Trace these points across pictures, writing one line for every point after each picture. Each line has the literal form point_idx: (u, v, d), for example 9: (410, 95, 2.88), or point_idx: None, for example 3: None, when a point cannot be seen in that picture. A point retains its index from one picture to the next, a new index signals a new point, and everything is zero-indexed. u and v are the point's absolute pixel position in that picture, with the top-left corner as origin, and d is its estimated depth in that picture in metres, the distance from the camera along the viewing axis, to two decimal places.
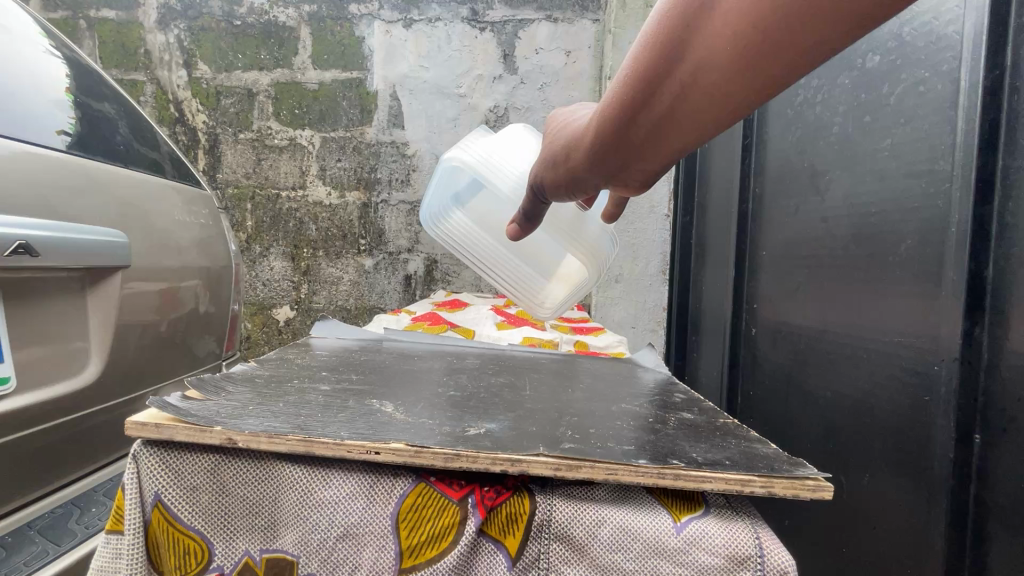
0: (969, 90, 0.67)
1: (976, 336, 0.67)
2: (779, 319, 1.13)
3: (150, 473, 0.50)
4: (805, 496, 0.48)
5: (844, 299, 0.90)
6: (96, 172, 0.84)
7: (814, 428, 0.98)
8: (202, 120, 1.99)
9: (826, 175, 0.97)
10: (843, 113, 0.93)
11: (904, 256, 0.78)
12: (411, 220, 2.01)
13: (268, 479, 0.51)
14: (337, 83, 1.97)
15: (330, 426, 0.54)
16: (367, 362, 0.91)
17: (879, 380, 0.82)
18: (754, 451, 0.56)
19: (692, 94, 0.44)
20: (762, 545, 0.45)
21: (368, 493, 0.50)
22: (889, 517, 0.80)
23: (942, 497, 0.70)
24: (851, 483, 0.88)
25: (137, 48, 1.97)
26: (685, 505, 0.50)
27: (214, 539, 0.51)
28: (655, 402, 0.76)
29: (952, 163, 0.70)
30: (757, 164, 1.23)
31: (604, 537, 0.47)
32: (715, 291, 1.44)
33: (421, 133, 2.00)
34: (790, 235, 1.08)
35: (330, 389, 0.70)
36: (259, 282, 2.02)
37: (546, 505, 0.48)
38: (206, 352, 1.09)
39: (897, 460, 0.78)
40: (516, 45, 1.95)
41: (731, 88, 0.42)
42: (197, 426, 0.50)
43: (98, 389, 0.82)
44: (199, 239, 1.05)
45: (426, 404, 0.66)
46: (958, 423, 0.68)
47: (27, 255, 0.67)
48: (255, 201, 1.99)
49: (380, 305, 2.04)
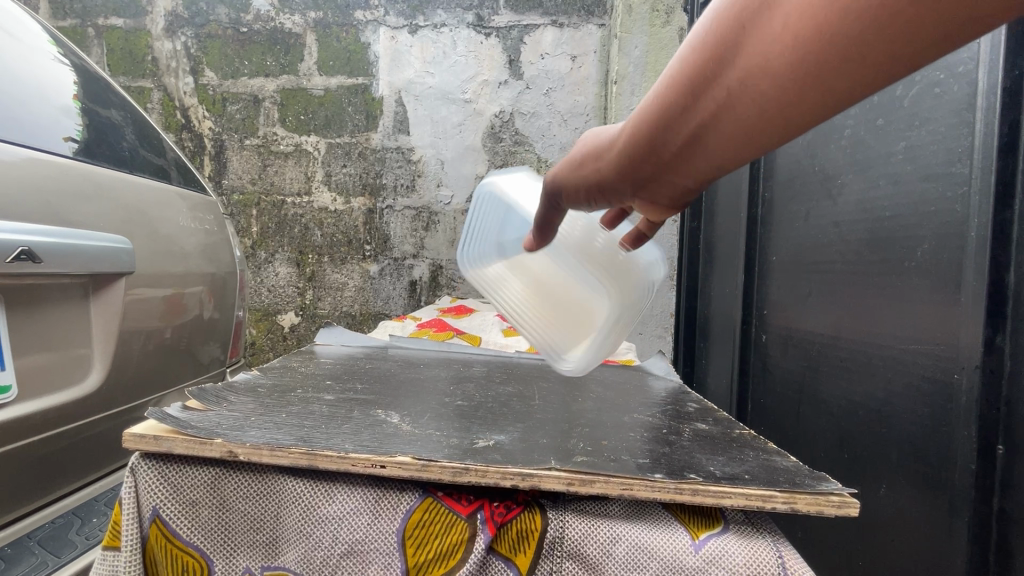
0: (987, 91, 0.66)
1: (998, 344, 0.65)
2: (790, 325, 1.10)
3: (149, 487, 0.49)
4: (830, 513, 0.46)
5: (858, 306, 0.88)
6: (100, 177, 0.83)
7: (829, 438, 0.95)
8: (208, 126, 1.99)
9: (839, 179, 0.95)
10: (855, 117, 0.91)
11: (921, 261, 0.76)
12: (417, 225, 2.00)
13: (271, 493, 0.49)
14: (343, 90, 1.97)
15: (335, 438, 0.52)
16: (373, 370, 0.90)
17: (896, 389, 0.80)
18: (774, 464, 0.54)
19: (724, 127, 0.37)
20: (785, 565, 0.43)
21: (373, 509, 0.48)
22: (910, 531, 0.77)
23: (966, 510, 0.68)
24: (869, 495, 0.85)
25: (145, 56, 1.98)
26: (703, 521, 0.48)
27: (213, 556, 0.49)
28: (668, 412, 0.74)
29: (970, 166, 0.68)
30: (767, 168, 1.21)
31: (619, 555, 0.45)
32: (724, 297, 1.41)
33: (427, 139, 2.00)
34: (802, 240, 1.06)
35: (335, 399, 0.68)
36: (264, 288, 2.01)
37: (558, 521, 0.46)
38: (210, 358, 1.08)
39: (917, 471, 0.76)
40: (522, 51, 1.95)
41: (777, 112, 0.35)
42: (197, 439, 0.49)
43: (99, 398, 0.81)
44: (203, 245, 1.05)
45: (433, 415, 0.65)
46: (981, 435, 0.66)
47: (30, 261, 0.66)
48: (261, 207, 1.99)
49: (385, 311, 2.03)
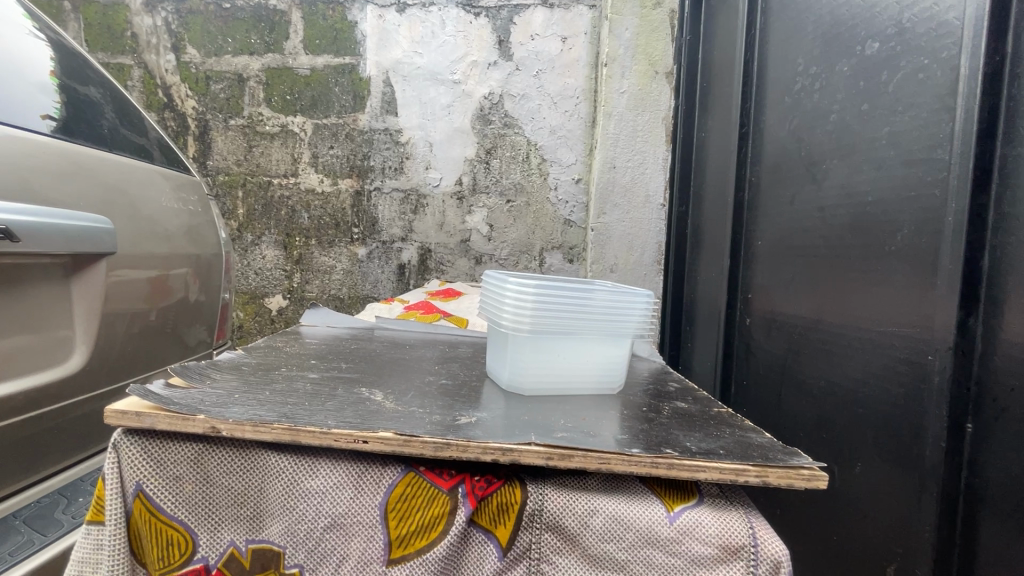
0: (969, 76, 0.66)
1: (970, 325, 0.67)
2: (772, 308, 1.12)
3: (130, 463, 0.49)
4: (800, 486, 0.47)
5: (839, 289, 0.90)
6: (80, 157, 0.81)
7: (807, 419, 0.98)
8: (191, 105, 1.95)
9: (823, 164, 0.96)
10: (840, 102, 0.91)
11: (900, 246, 0.77)
12: (405, 208, 1.99)
13: (254, 468, 0.50)
14: (330, 69, 1.94)
15: (318, 415, 0.53)
16: (359, 351, 0.90)
17: (873, 370, 0.82)
18: (748, 440, 0.56)
19: None
20: (756, 535, 0.45)
21: (356, 483, 0.49)
22: (881, 506, 0.80)
23: (933, 486, 0.71)
24: (843, 472, 0.88)
25: (124, 31, 1.92)
26: (679, 494, 0.49)
27: (197, 529, 0.50)
28: (650, 392, 0.76)
29: (950, 151, 0.69)
30: (754, 153, 1.22)
31: (596, 526, 0.46)
32: (709, 281, 1.43)
33: (415, 121, 1.97)
34: (786, 225, 1.07)
35: (319, 378, 0.69)
36: (251, 271, 1.99)
37: (538, 495, 0.48)
38: (196, 340, 1.08)
39: (889, 449, 0.78)
40: (512, 31, 1.92)
41: None
42: (180, 414, 0.49)
43: (85, 379, 0.80)
44: (188, 227, 1.03)
45: (417, 393, 0.65)
46: (951, 414, 0.68)
47: (8, 239, 0.64)
48: (246, 188, 1.96)
49: (373, 295, 2.02)
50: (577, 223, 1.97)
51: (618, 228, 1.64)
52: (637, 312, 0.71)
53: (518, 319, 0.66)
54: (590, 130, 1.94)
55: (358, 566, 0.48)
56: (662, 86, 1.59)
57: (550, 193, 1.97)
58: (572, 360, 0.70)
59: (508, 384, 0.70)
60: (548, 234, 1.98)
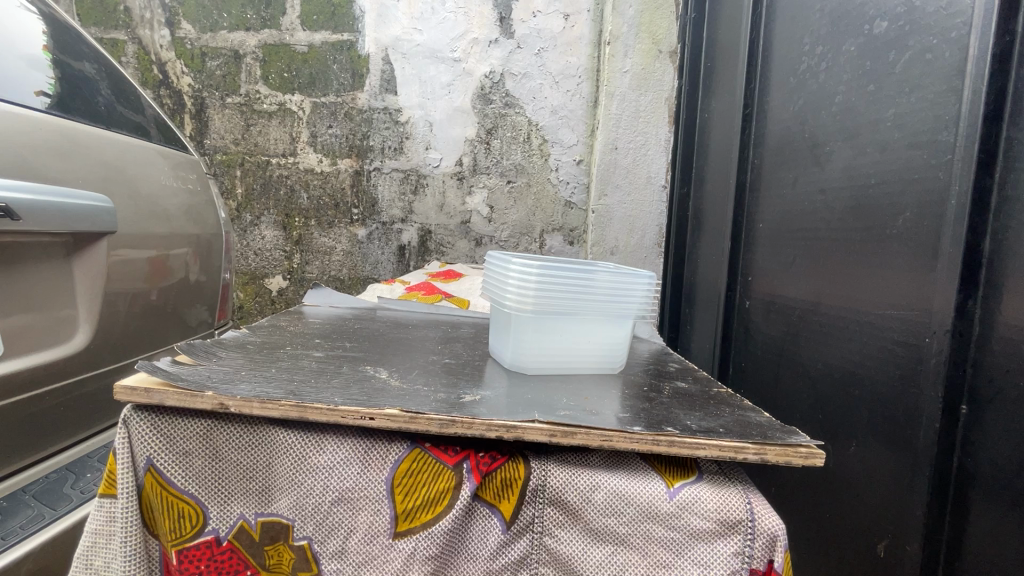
0: (978, 57, 0.66)
1: (969, 309, 0.67)
2: (772, 290, 1.12)
3: (141, 437, 0.50)
4: (797, 463, 0.48)
5: (840, 271, 0.90)
6: (77, 134, 0.80)
7: (803, 399, 0.99)
8: (187, 82, 1.92)
9: (826, 146, 0.95)
10: (846, 82, 0.91)
11: (902, 229, 0.77)
12: (405, 189, 1.97)
13: (261, 444, 0.51)
14: (327, 47, 1.91)
15: (323, 393, 0.53)
16: (362, 330, 0.91)
17: (870, 351, 0.83)
18: (747, 419, 0.57)
19: None
20: (753, 510, 0.46)
21: (363, 458, 0.50)
22: (873, 484, 0.82)
23: (926, 465, 0.72)
24: (837, 451, 0.89)
25: (117, 6, 1.88)
26: (678, 471, 0.51)
27: (208, 503, 0.51)
28: (650, 371, 0.77)
29: (955, 134, 0.69)
30: (757, 134, 1.22)
31: (597, 502, 0.48)
32: (710, 264, 1.43)
33: (415, 99, 1.95)
34: (788, 207, 1.07)
35: (325, 356, 0.69)
36: (251, 251, 1.99)
37: (541, 471, 0.49)
38: (197, 320, 1.08)
39: (883, 428, 0.80)
40: (513, 8, 1.88)
41: None
42: (187, 391, 0.50)
43: (87, 357, 0.81)
44: (188, 206, 1.03)
45: (421, 372, 0.66)
46: (946, 395, 0.69)
47: (9, 217, 0.64)
48: (244, 167, 1.94)
49: (373, 276, 2.01)
50: (579, 205, 1.96)
51: (619, 210, 1.63)
52: (641, 294, 0.71)
53: (522, 300, 0.66)
54: (592, 110, 1.91)
55: (364, 538, 0.49)
56: (666, 66, 1.57)
57: (552, 174, 1.95)
58: (575, 342, 0.71)
59: (511, 363, 0.71)
60: (550, 216, 1.97)
